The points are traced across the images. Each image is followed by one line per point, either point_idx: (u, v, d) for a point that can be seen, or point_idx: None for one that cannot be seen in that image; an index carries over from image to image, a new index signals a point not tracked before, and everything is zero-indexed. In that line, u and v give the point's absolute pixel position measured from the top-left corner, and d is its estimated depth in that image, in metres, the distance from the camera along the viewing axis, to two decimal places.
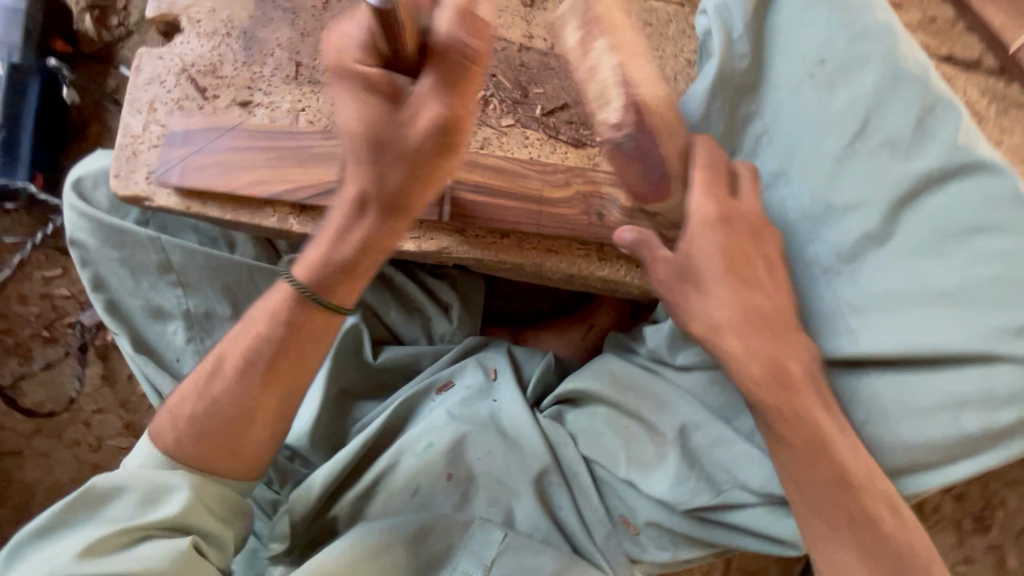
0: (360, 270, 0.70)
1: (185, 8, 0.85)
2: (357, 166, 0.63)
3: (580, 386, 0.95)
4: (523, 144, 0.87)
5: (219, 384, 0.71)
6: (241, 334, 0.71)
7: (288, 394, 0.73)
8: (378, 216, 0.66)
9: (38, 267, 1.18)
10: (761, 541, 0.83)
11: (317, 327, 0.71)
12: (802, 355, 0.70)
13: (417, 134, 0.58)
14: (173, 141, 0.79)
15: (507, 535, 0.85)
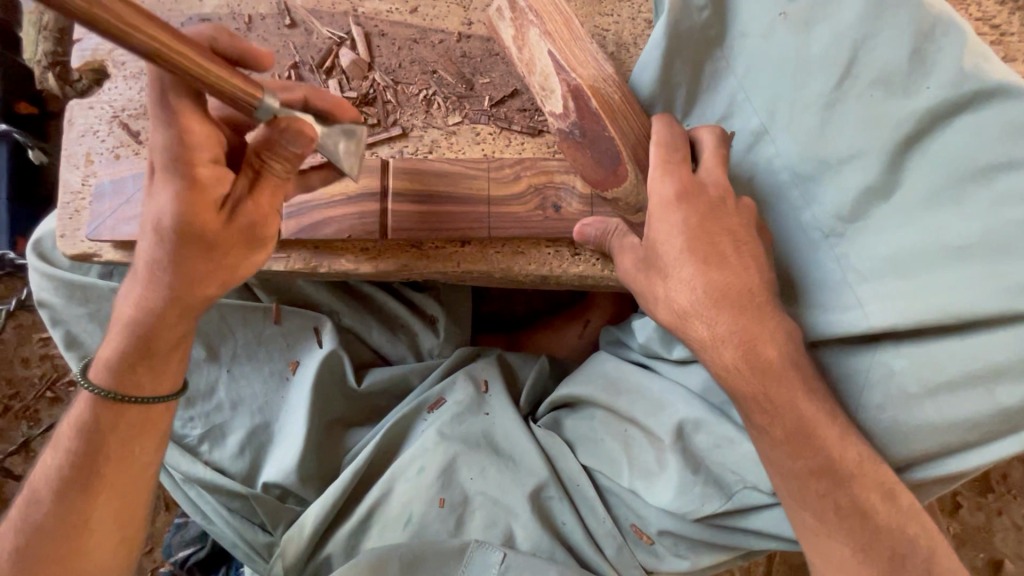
0: (162, 350, 0.66)
1: (110, 51, 0.82)
2: (158, 259, 0.60)
3: (571, 390, 0.88)
4: (474, 141, 0.81)
5: (38, 512, 0.65)
6: (54, 452, 0.67)
7: (127, 505, 0.68)
8: (149, 304, 0.62)
9: (35, 328, 1.20)
10: (782, 542, 0.75)
11: (122, 432, 0.66)
12: (792, 337, 0.61)
13: (213, 222, 0.58)
14: (102, 193, 0.76)
15: (506, 556, 0.81)
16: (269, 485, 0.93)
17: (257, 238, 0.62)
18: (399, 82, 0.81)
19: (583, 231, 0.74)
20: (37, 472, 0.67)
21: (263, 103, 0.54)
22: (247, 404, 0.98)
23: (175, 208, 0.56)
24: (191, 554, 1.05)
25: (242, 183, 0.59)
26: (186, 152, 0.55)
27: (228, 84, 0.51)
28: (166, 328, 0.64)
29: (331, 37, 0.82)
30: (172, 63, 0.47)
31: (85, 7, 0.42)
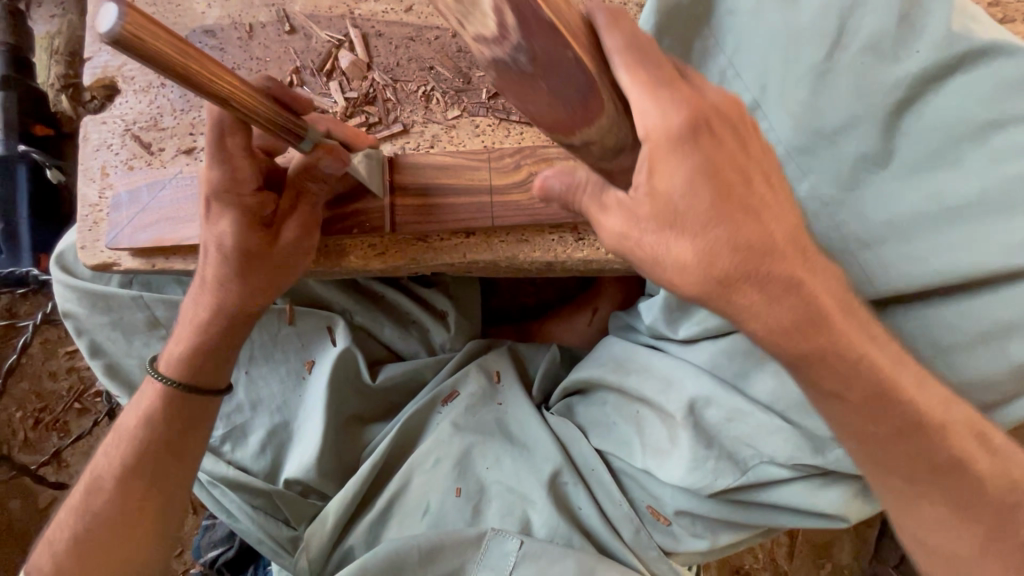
0: (225, 351, 0.72)
1: (119, 68, 0.85)
2: (218, 269, 0.67)
3: (584, 375, 0.90)
4: (474, 134, 0.82)
5: (98, 499, 0.68)
6: (115, 443, 0.71)
7: (172, 503, 0.71)
8: (218, 304, 0.69)
9: (61, 342, 1.24)
10: (805, 517, 0.74)
11: (180, 424, 0.70)
12: (835, 286, 0.55)
13: (266, 239, 0.65)
14: (119, 204, 0.79)
15: (523, 543, 0.82)
16: (290, 482, 0.95)
17: (303, 248, 0.69)
18: (397, 80, 0.83)
19: (545, 186, 0.55)
20: (100, 462, 0.71)
21: (310, 135, 0.59)
22: (266, 404, 1.01)
23: (235, 231, 0.63)
24: (221, 554, 1.08)
25: (285, 204, 0.67)
26: (236, 186, 0.62)
27: (281, 119, 0.56)
28: (233, 330, 0.71)
29: (330, 40, 0.84)
30: (232, 97, 0.50)
31: (179, 60, 0.44)
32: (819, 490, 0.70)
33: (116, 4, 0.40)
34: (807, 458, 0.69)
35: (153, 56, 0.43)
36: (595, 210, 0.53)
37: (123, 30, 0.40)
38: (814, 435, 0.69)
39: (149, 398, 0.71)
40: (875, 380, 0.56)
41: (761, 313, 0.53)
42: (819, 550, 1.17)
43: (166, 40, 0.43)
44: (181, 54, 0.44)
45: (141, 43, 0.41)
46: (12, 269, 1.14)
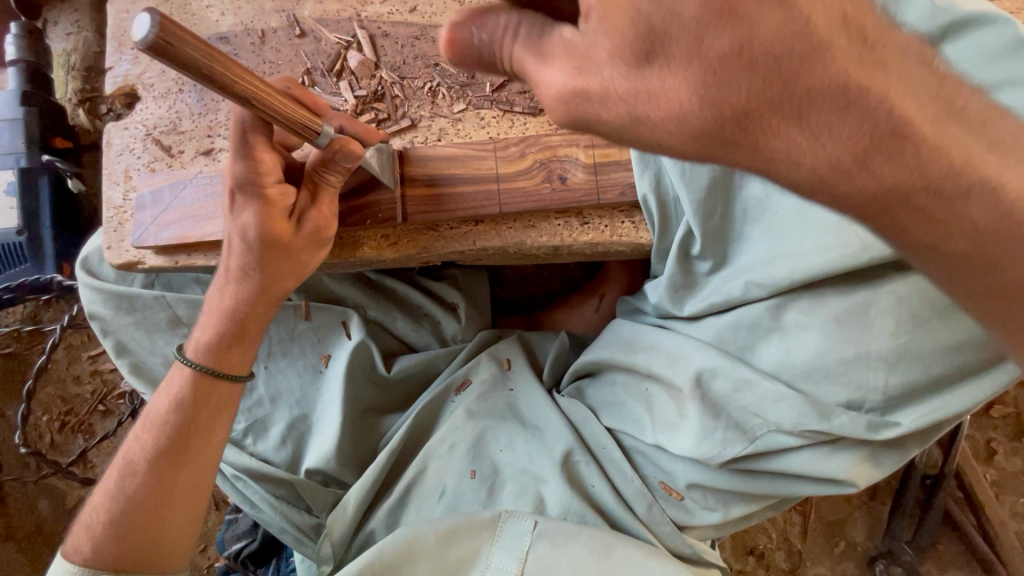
0: (247, 337, 0.75)
1: (139, 76, 0.89)
2: (241, 258, 0.70)
3: (594, 357, 0.93)
4: (479, 126, 0.85)
5: (132, 482, 0.72)
6: (145, 428, 0.74)
7: (200, 483, 0.74)
8: (240, 293, 0.72)
9: (84, 347, 1.28)
10: (814, 483, 0.76)
11: (209, 408, 0.74)
12: (911, 89, 0.40)
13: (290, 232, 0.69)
14: (142, 204, 0.83)
15: (537, 523, 0.84)
16: (311, 471, 0.98)
17: (320, 240, 0.73)
18: (404, 77, 0.86)
19: (457, 40, 0.43)
20: (131, 447, 0.75)
21: (324, 130, 0.62)
22: (285, 397, 1.03)
23: (257, 221, 0.66)
24: (244, 546, 1.11)
25: (303, 198, 0.70)
26: (259, 178, 0.65)
27: (298, 117, 0.59)
28: (254, 317, 0.74)
29: (339, 42, 0.88)
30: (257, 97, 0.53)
31: (207, 64, 0.47)
32: (826, 457, 0.72)
33: (148, 12, 0.43)
34: (813, 424, 0.70)
35: (182, 60, 0.46)
36: (535, 65, 0.41)
37: (156, 37, 0.43)
38: (820, 401, 0.70)
39: (177, 382, 0.74)
40: (953, 209, 0.44)
41: (793, 153, 0.39)
42: (832, 528, 1.19)
43: (194, 44, 0.46)
44: (208, 57, 0.47)
45: (172, 48, 0.44)
46: (36, 276, 1.18)
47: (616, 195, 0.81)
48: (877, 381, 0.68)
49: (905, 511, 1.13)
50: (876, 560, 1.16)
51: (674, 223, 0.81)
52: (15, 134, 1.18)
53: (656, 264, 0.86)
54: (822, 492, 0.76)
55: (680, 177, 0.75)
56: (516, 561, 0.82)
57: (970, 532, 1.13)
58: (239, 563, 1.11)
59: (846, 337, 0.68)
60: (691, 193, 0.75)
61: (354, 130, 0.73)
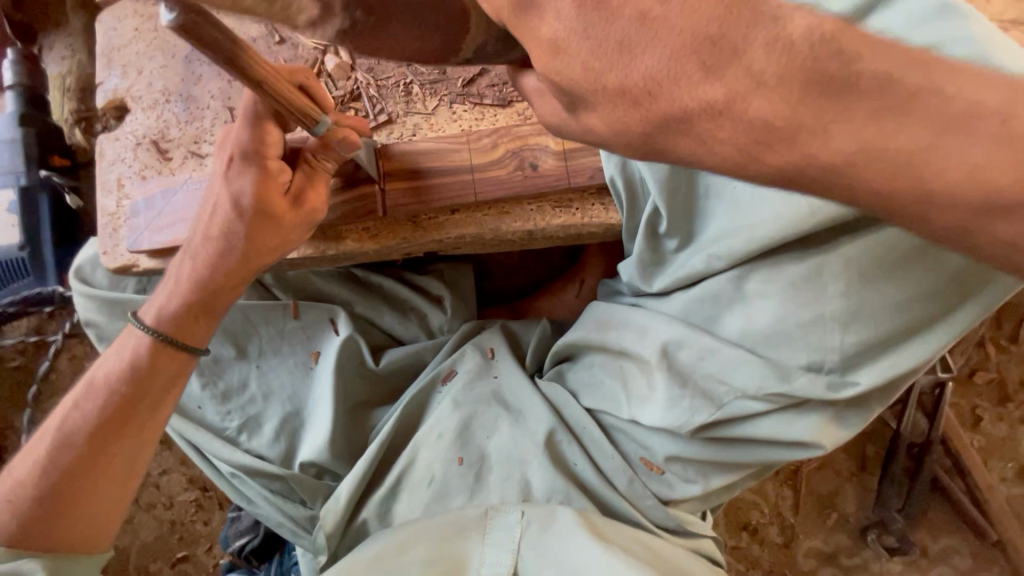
0: (214, 310, 0.80)
1: (127, 90, 0.94)
2: (227, 228, 0.74)
3: (571, 339, 0.96)
4: (451, 120, 0.89)
5: (67, 454, 0.75)
6: (86, 398, 0.77)
7: (141, 450, 0.80)
8: (217, 268, 0.76)
9: (87, 356, 1.32)
10: (784, 448, 0.78)
11: (161, 380, 0.79)
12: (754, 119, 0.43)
13: (281, 205, 0.74)
14: (137, 211, 0.87)
15: (524, 513, 0.87)
16: (305, 464, 1.02)
17: (312, 221, 0.78)
18: (378, 78, 0.91)
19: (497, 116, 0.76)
20: (65, 417, 0.77)
21: (322, 119, 0.68)
22: (278, 394, 1.07)
23: (254, 190, 0.72)
24: (247, 542, 1.15)
25: (300, 177, 0.76)
26: (264, 149, 0.72)
27: (302, 104, 0.65)
28: (226, 289, 0.78)
29: (316, 47, 0.92)
30: (267, 82, 0.60)
31: (228, 46, 0.53)
32: (793, 420, 0.75)
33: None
34: (773, 386, 0.73)
35: (204, 40, 0.51)
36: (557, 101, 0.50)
37: (188, 15, 0.49)
38: (781, 365, 0.73)
39: (133, 348, 0.78)
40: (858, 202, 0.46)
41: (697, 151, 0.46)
42: (824, 501, 1.21)
43: (219, 27, 0.52)
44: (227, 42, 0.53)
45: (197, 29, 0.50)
46: (39, 288, 1.22)
47: (585, 180, 0.85)
48: (834, 342, 0.70)
49: (892, 479, 1.15)
50: (867, 530, 1.17)
51: (642, 201, 0.84)
52: (15, 154, 1.23)
53: (627, 243, 0.90)
54: (794, 457, 0.78)
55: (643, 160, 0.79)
56: (511, 554, 0.84)
57: (959, 498, 1.15)
58: (243, 559, 1.15)
59: (801, 300, 0.70)
60: (655, 173, 0.78)
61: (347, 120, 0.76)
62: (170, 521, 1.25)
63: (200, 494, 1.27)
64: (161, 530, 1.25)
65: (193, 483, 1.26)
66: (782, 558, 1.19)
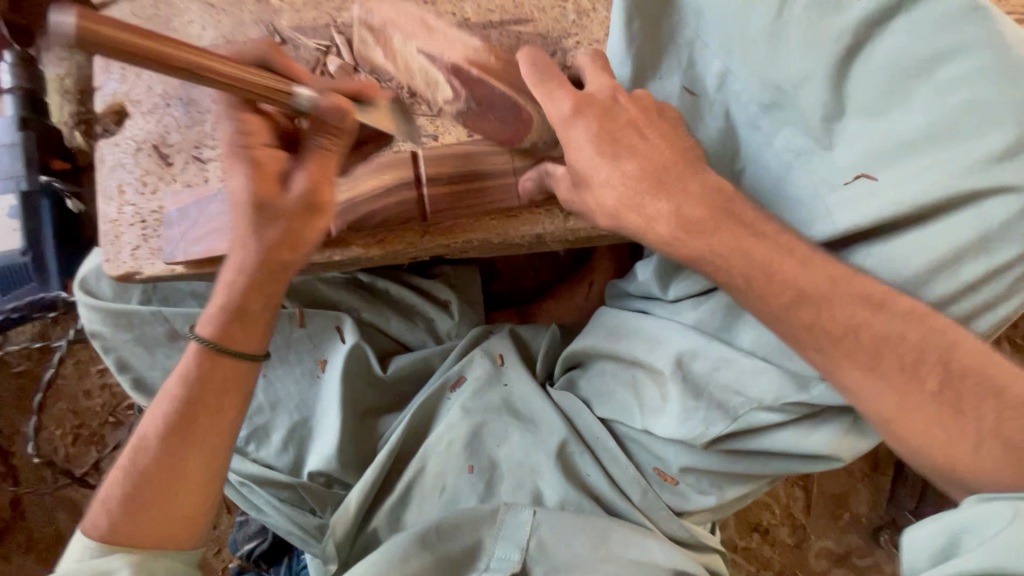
0: (255, 315, 0.76)
1: (127, 94, 0.92)
2: (242, 230, 0.72)
3: (582, 346, 0.95)
4: (457, 123, 0.88)
5: (144, 457, 0.74)
6: (159, 402, 0.76)
7: (212, 455, 0.76)
8: (254, 268, 0.73)
9: (92, 361, 1.31)
10: (802, 460, 0.77)
11: (220, 384, 0.75)
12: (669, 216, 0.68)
13: (282, 194, 0.69)
14: (171, 221, 0.86)
15: (535, 512, 0.88)
16: (314, 473, 1.01)
17: (314, 210, 0.71)
18: (382, 81, 0.89)
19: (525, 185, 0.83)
20: (143, 423, 0.76)
21: (303, 95, 0.63)
22: (285, 403, 1.06)
23: (245, 183, 0.68)
24: (256, 546, 1.15)
25: (299, 158, 0.70)
26: (250, 139, 0.68)
27: (262, 83, 0.61)
28: (260, 292, 0.75)
29: (317, 48, 0.90)
30: (203, 69, 0.56)
31: (133, 42, 0.51)
32: (809, 433, 0.74)
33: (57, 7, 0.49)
34: (792, 396, 0.73)
35: (111, 43, 0.50)
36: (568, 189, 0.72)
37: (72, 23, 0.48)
38: (797, 373, 0.73)
39: (193, 354, 0.76)
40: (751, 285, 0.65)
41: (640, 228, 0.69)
42: (835, 501, 1.20)
43: (108, 23, 0.50)
44: (134, 36, 0.51)
45: (91, 35, 0.49)
46: (43, 294, 1.22)
47: None
48: None
49: (905, 479, 1.14)
50: (881, 531, 1.16)
51: None
52: (15, 158, 1.22)
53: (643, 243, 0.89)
54: (811, 469, 0.78)
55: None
56: (518, 549, 0.86)
57: None
58: (252, 563, 1.13)
59: None
60: None
61: (338, 88, 0.69)
62: None
63: None
64: None
65: None
66: (794, 559, 1.18)
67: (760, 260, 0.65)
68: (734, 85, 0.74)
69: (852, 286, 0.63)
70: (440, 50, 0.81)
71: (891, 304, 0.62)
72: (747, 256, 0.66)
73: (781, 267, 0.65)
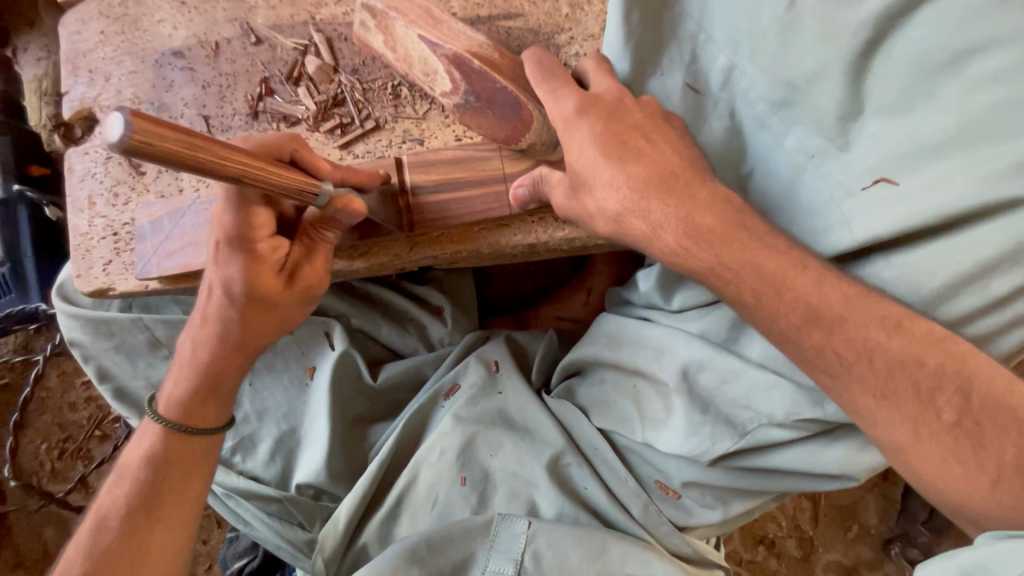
0: (222, 390, 0.73)
1: (95, 99, 0.87)
2: (222, 317, 0.67)
3: (580, 354, 0.90)
4: (444, 125, 0.82)
5: (106, 536, 0.69)
6: (118, 482, 0.72)
7: (180, 534, 0.72)
8: (217, 348, 0.70)
9: (77, 373, 1.28)
10: (814, 479, 0.73)
11: (186, 463, 0.73)
12: (673, 222, 0.63)
13: (279, 290, 0.66)
14: (142, 235, 0.81)
15: (531, 523, 0.85)
16: (302, 486, 0.97)
17: (312, 296, 0.70)
18: (364, 81, 0.83)
19: (517, 194, 0.74)
20: (103, 502, 0.72)
21: (323, 191, 0.61)
22: (272, 412, 1.02)
23: (243, 277, 0.64)
24: (246, 564, 1.11)
25: (297, 252, 0.67)
26: (251, 232, 0.63)
27: (295, 182, 0.57)
28: (229, 371, 0.72)
29: (296, 47, 0.84)
30: (247, 176, 0.50)
31: (189, 154, 0.43)
32: (819, 450, 0.70)
33: (120, 110, 0.39)
34: (805, 413, 0.68)
35: (160, 154, 0.42)
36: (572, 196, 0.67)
37: (132, 140, 0.39)
38: (811, 389, 0.68)
39: (152, 435, 0.72)
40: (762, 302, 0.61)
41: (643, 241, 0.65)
42: (844, 513, 1.16)
43: (174, 138, 0.42)
44: (187, 146, 0.43)
45: (150, 147, 0.41)
46: (23, 306, 1.18)
47: None
48: None
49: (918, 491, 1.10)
50: (891, 544, 1.13)
51: None
52: None
53: None
54: (821, 488, 0.73)
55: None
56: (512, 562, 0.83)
57: None
58: None
59: None
60: None
61: (350, 177, 0.70)
62: None
63: None
64: None
65: None
66: (801, 573, 1.14)
67: (772, 276, 0.61)
68: (742, 82, 0.69)
69: (868, 307, 0.59)
70: (443, 40, 0.73)
71: (907, 326, 0.58)
72: (760, 272, 0.61)
73: (795, 283, 0.60)
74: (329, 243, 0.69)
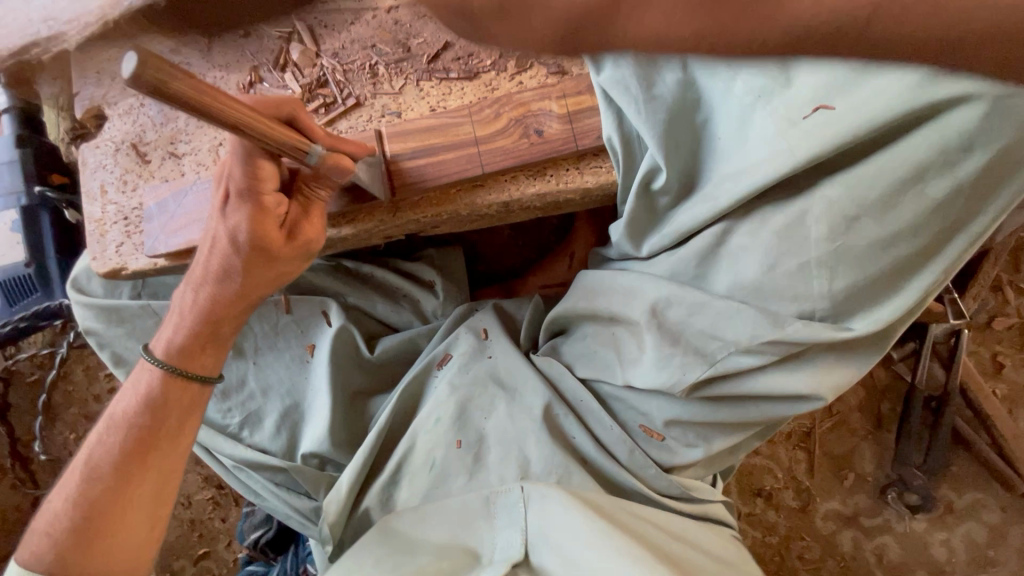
0: (221, 338, 0.81)
1: (104, 99, 0.97)
2: (226, 267, 0.73)
3: (563, 309, 0.95)
4: (420, 97, 0.89)
5: (96, 487, 0.76)
6: (110, 431, 0.78)
7: (166, 481, 0.80)
8: (220, 304, 0.76)
9: (100, 366, 1.36)
10: (783, 404, 0.77)
11: (178, 410, 0.80)
12: None
13: (280, 243, 0.72)
14: (151, 217, 0.88)
15: (524, 487, 0.89)
16: (307, 456, 1.03)
17: (308, 252, 0.76)
18: (344, 62, 0.90)
19: None
20: (91, 452, 0.78)
21: (312, 149, 0.67)
22: (276, 389, 1.08)
23: (250, 226, 0.69)
24: (261, 534, 1.17)
25: (294, 209, 0.74)
26: (258, 185, 0.67)
27: (290, 140, 0.63)
28: (228, 318, 0.79)
29: (280, 36, 0.92)
30: (244, 122, 0.56)
31: (195, 96, 0.49)
32: (785, 373, 0.73)
33: (133, 52, 0.45)
34: (768, 334, 0.70)
35: (170, 93, 0.48)
36: None
37: (146, 75, 0.45)
38: (772, 312, 0.71)
39: (147, 381, 0.79)
40: None
41: None
42: (838, 462, 1.17)
43: (181, 79, 0.48)
44: (194, 89, 0.49)
45: (161, 84, 0.46)
46: (47, 302, 1.26)
47: (560, 146, 0.84)
48: (820, 289, 0.68)
49: (911, 433, 1.11)
50: (887, 488, 1.14)
51: (639, 157, 0.81)
52: (16, 175, 1.27)
53: (619, 203, 0.87)
54: (793, 411, 0.77)
55: (638, 117, 0.75)
56: (520, 532, 0.86)
57: (982, 448, 1.11)
58: (259, 550, 1.17)
59: (785, 249, 0.68)
60: (652, 127, 0.75)
61: (340, 145, 0.75)
62: (190, 519, 1.29)
63: (216, 492, 1.30)
64: (180, 529, 1.28)
65: (208, 481, 1.29)
66: (800, 523, 1.16)
67: None
68: None
69: None
70: None
71: None
72: None
73: None
74: (322, 203, 0.76)
